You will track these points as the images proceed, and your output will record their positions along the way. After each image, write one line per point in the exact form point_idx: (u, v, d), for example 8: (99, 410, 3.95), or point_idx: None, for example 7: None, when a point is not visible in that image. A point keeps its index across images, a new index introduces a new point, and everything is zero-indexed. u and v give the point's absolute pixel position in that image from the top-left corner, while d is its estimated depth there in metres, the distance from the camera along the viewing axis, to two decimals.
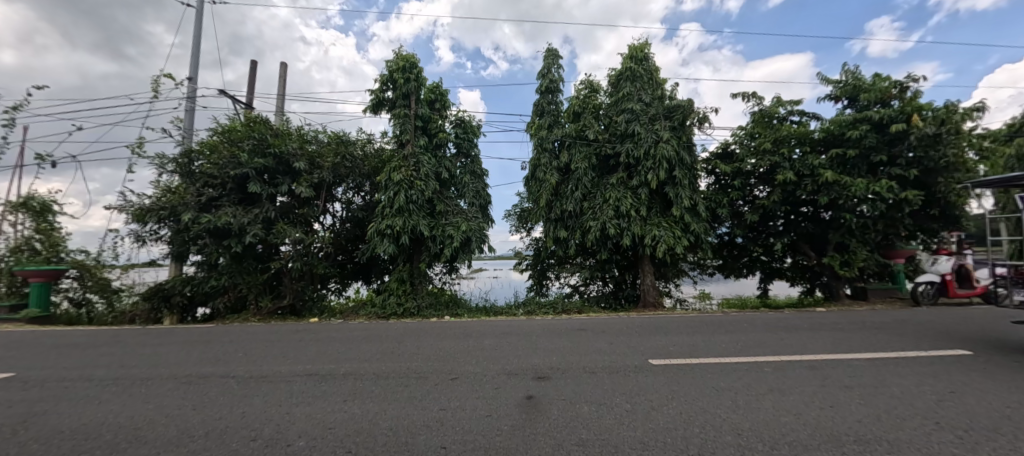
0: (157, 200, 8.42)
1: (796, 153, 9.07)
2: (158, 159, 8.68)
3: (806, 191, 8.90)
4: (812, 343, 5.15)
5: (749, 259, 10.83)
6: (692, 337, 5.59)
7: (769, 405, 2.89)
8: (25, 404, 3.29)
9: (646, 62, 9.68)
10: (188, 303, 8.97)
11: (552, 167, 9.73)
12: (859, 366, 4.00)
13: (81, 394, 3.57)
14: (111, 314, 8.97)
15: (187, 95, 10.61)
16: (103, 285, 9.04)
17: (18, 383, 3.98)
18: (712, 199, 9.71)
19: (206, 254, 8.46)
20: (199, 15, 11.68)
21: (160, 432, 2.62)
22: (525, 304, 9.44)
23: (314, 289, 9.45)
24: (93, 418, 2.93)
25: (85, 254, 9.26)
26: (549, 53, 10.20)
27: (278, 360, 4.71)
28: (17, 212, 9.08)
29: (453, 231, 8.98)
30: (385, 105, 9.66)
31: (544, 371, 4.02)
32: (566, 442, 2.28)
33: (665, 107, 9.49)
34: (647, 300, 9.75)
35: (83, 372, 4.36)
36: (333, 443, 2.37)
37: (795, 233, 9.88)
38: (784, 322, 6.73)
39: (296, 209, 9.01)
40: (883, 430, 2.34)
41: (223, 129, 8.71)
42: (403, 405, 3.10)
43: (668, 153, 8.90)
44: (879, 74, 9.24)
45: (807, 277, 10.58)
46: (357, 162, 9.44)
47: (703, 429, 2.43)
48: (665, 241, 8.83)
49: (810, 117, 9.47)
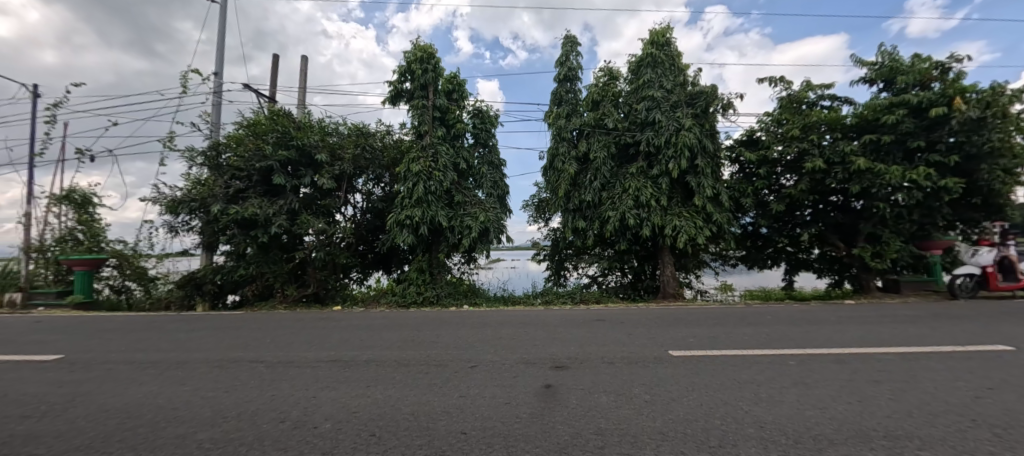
0: (187, 192, 8.73)
1: (826, 140, 8.70)
2: (188, 153, 9.00)
3: (836, 180, 8.55)
4: (839, 336, 5.00)
5: (773, 250, 10.50)
6: (713, 328, 5.51)
7: (793, 398, 2.83)
8: (74, 384, 3.53)
9: (667, 48, 9.40)
10: (219, 291, 9.33)
11: (570, 157, 9.62)
12: (891, 361, 3.85)
13: (123, 375, 3.79)
14: (148, 301, 9.48)
15: (214, 90, 10.90)
16: (140, 273, 9.55)
17: (66, 365, 4.24)
18: (735, 188, 9.37)
19: (235, 244, 8.76)
20: (225, 13, 11.93)
21: (195, 412, 2.76)
22: (543, 295, 9.43)
23: (337, 278, 9.70)
24: (135, 398, 3.11)
25: (123, 244, 9.78)
26: (567, 40, 10.02)
27: (303, 347, 4.87)
28: (60, 204, 9.57)
29: (471, 222, 9.04)
30: (403, 96, 9.72)
31: (562, 361, 4.02)
32: (584, 431, 2.29)
33: (687, 94, 9.22)
34: (666, 291, 9.64)
35: (123, 355, 4.61)
36: (358, 426, 2.46)
37: (823, 224, 9.58)
38: (809, 315, 6.52)
39: (318, 201, 9.19)
40: (914, 426, 2.26)
41: (248, 123, 8.93)
42: (423, 392, 3.17)
43: (690, 141, 8.66)
44: (919, 55, 8.72)
45: (835, 269, 10.18)
46: (376, 154, 9.59)
47: (724, 421, 2.40)
48: (686, 232, 8.61)
49: (841, 102, 9.02)
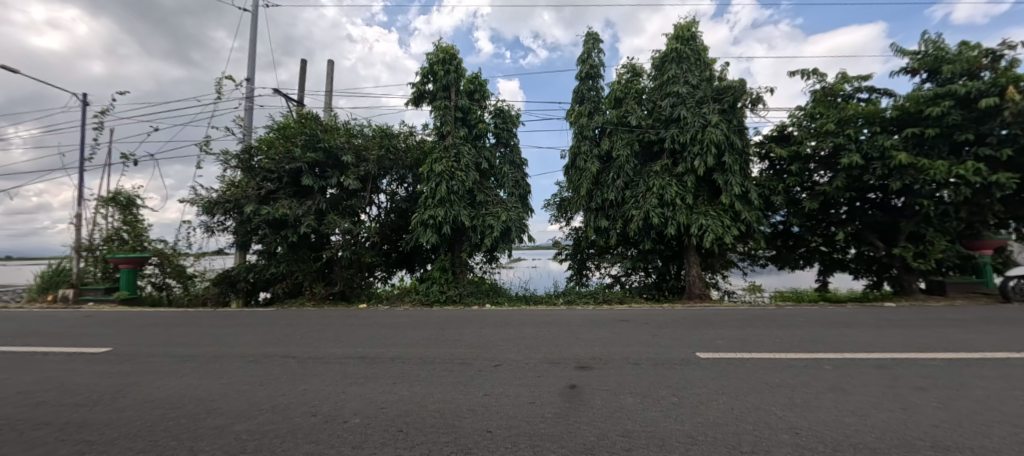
0: (222, 194, 9.10)
1: (863, 134, 8.28)
2: (223, 156, 9.40)
3: (875, 176, 8.14)
4: (878, 339, 4.76)
5: (806, 250, 10.08)
6: (741, 330, 5.34)
7: (831, 404, 2.71)
8: (122, 375, 3.75)
9: (692, 42, 9.18)
10: (251, 288, 9.70)
11: (592, 155, 9.52)
12: (936, 367, 3.64)
13: (166, 368, 4.00)
14: (187, 297, 9.97)
15: (246, 95, 11.34)
16: (179, 271, 10.07)
17: (114, 357, 4.52)
18: (765, 185, 9.05)
19: (266, 243, 9.10)
20: (256, 21, 12.39)
21: (232, 404, 2.88)
22: (565, 294, 9.37)
23: (362, 277, 9.94)
24: (176, 390, 3.27)
25: (164, 243, 10.32)
26: (589, 37, 9.92)
27: (331, 343, 5.02)
28: (107, 206, 10.18)
29: (493, 221, 9.08)
30: (426, 97, 9.85)
31: (586, 361, 3.99)
32: (610, 433, 2.26)
33: (713, 89, 8.98)
34: (691, 292, 9.41)
35: (165, 349, 4.87)
36: (385, 422, 2.51)
37: (860, 222, 9.14)
38: (845, 317, 6.23)
39: (345, 201, 9.42)
40: (964, 436, 2.13)
41: (278, 126, 9.26)
42: (448, 389, 3.20)
43: (717, 138, 8.42)
44: (967, 42, 8.19)
45: (873, 270, 9.72)
46: (400, 155, 9.77)
47: (756, 426, 2.33)
48: (713, 231, 8.36)
49: (880, 94, 8.58)
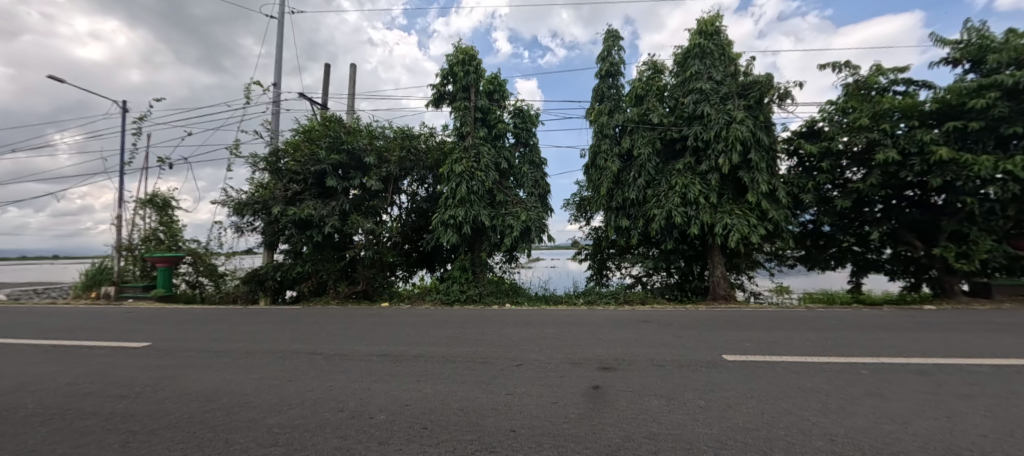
0: (251, 195, 9.41)
1: (900, 129, 7.91)
2: (252, 159, 9.72)
3: (914, 172, 7.76)
4: (917, 344, 4.53)
5: (837, 250, 9.70)
6: (769, 332, 5.18)
7: (867, 410, 2.60)
8: (161, 369, 3.93)
9: (716, 37, 8.96)
10: (278, 287, 10.00)
11: (613, 154, 9.41)
12: (983, 374, 3.44)
13: (201, 363, 4.17)
14: (218, 294, 10.36)
15: (273, 100, 11.70)
16: (211, 270, 10.47)
17: (153, 351, 4.74)
18: (794, 183, 8.76)
19: (292, 243, 9.37)
20: (282, 28, 12.77)
21: (263, 399, 2.98)
22: (585, 294, 9.30)
23: (384, 276, 10.11)
24: (211, 384, 3.41)
25: (197, 243, 10.77)
26: (609, 35, 9.81)
27: (356, 341, 5.13)
28: (145, 207, 10.68)
29: (513, 221, 9.09)
30: (446, 98, 9.94)
31: (609, 361, 3.96)
32: (636, 435, 2.23)
33: (738, 85, 8.75)
34: (716, 293, 9.19)
35: (200, 344, 5.08)
36: (410, 419, 2.54)
37: (897, 221, 8.73)
38: (881, 320, 5.97)
39: (367, 201, 9.61)
40: (1018, 448, 2.00)
41: (304, 129, 9.52)
42: (470, 388, 3.23)
43: (743, 135, 8.19)
44: (1014, 29, 7.71)
45: (911, 271, 9.26)
46: (421, 155, 9.90)
47: (789, 432, 2.25)
48: (738, 230, 8.13)
49: (918, 86, 8.17)
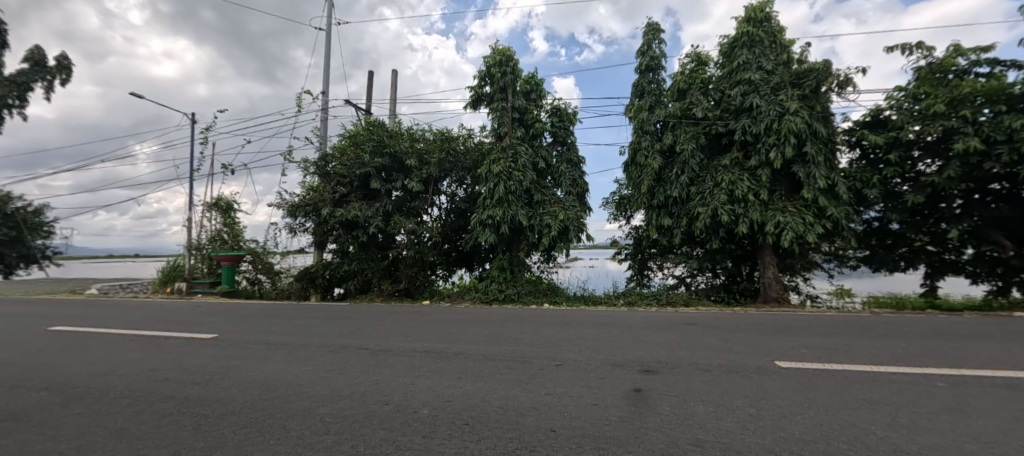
0: (303, 198, 10.02)
1: (983, 114, 7.10)
2: (304, 163, 10.35)
3: (1001, 163, 6.93)
4: (1009, 355, 4.03)
5: (908, 249, 8.72)
6: (829, 338, 4.81)
7: (945, 427, 2.36)
8: (227, 359, 4.29)
9: (766, 24, 8.46)
10: (328, 284, 10.55)
11: (653, 151, 9.13)
12: None
13: (261, 354, 4.50)
14: (274, 291, 11.12)
15: (322, 107, 12.39)
16: (268, 267, 11.27)
17: (220, 343, 5.17)
18: (857, 177, 8.07)
19: (340, 243, 9.84)
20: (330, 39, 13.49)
21: (316, 389, 3.18)
22: (625, 295, 9.08)
23: (425, 275, 10.42)
24: (270, 374, 3.67)
25: (256, 242, 11.61)
26: (649, 28, 9.52)
27: (400, 337, 5.32)
28: (212, 210, 11.67)
29: (550, 220, 9.06)
30: (483, 99, 10.07)
31: (651, 364, 3.85)
32: (680, 441, 2.16)
33: (792, 74, 8.21)
34: (767, 295, 8.67)
35: (260, 337, 5.48)
36: (451, 414, 2.61)
37: (980, 218, 7.85)
38: (961, 328, 5.39)
39: (409, 202, 9.96)
40: None
41: (349, 134, 10.01)
42: (510, 386, 3.26)
43: (797, 127, 7.67)
44: None
45: (998, 274, 8.30)
46: (459, 157, 10.09)
47: (853, 447, 2.09)
48: (793, 229, 7.61)
49: (1006, 67, 7.29)
